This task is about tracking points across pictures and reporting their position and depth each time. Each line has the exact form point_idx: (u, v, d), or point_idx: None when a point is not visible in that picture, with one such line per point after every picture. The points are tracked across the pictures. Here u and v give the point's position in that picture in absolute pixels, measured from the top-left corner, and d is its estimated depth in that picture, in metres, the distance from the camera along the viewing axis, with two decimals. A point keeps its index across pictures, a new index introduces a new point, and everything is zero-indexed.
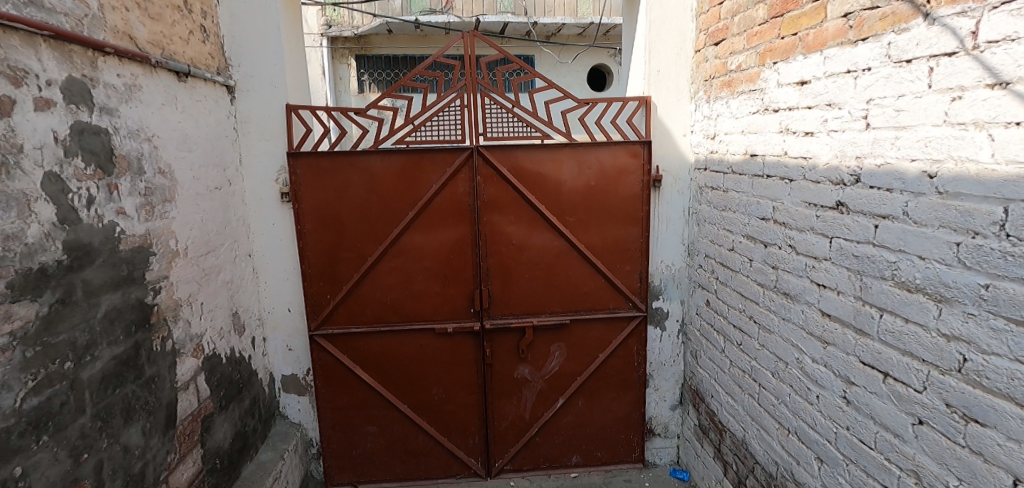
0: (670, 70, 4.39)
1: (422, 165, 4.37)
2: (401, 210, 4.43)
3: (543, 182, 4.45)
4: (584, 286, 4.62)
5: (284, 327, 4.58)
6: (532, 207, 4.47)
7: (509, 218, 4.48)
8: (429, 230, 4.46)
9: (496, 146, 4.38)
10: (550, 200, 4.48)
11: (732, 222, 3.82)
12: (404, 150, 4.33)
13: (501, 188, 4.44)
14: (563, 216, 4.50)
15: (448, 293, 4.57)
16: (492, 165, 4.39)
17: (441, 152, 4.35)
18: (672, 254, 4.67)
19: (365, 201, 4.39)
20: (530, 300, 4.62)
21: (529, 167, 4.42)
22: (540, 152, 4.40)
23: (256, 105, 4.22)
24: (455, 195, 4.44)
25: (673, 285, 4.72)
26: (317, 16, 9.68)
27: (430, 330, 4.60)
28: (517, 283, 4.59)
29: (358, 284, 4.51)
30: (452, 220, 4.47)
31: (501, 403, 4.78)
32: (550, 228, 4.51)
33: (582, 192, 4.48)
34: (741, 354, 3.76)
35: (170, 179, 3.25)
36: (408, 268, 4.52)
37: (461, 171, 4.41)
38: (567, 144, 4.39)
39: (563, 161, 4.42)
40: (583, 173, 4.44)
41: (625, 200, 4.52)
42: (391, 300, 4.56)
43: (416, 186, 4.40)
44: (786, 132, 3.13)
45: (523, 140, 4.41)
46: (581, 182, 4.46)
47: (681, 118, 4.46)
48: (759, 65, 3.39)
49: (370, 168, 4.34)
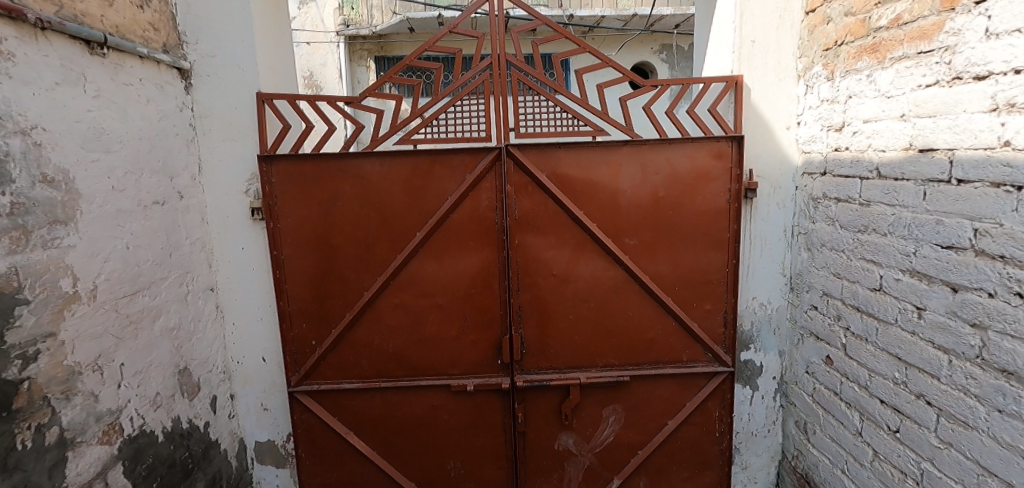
0: (770, 40, 3.24)
1: (434, 170, 3.31)
2: (407, 230, 3.37)
3: (594, 193, 3.33)
4: (650, 331, 3.45)
5: (258, 381, 3.53)
6: (579, 226, 3.35)
7: (550, 240, 3.37)
8: (444, 257, 3.39)
9: (531, 146, 3.29)
10: (602, 216, 3.35)
11: (881, 248, 2.61)
12: (411, 152, 3.28)
13: (538, 200, 3.34)
14: (621, 238, 3.37)
15: (468, 339, 3.46)
16: (529, 172, 3.30)
17: (459, 154, 3.28)
18: (768, 289, 3.45)
19: (361, 218, 3.35)
20: (576, 348, 3.47)
21: (575, 175, 3.32)
22: (591, 153, 3.29)
23: (218, 94, 3.23)
24: (477, 211, 3.35)
25: (768, 331, 3.50)
26: (334, 15, 8.80)
27: (444, 386, 3.50)
28: (558, 327, 3.45)
29: (351, 327, 3.45)
30: (474, 243, 3.37)
31: (538, 483, 3.64)
32: (604, 254, 3.38)
33: (646, 205, 3.33)
34: (897, 446, 2.54)
35: (64, 191, 2.28)
36: (416, 306, 3.44)
37: (485, 178, 3.32)
38: (628, 141, 3.27)
39: (622, 165, 3.30)
40: (647, 180, 3.31)
41: (706, 216, 3.34)
42: (393, 347, 3.48)
43: (427, 200, 3.34)
44: (1009, 111, 1.99)
45: (569, 136, 3.29)
46: (645, 193, 3.32)
47: (786, 104, 3.28)
48: (943, 12, 2.24)
49: (366, 176, 3.30)
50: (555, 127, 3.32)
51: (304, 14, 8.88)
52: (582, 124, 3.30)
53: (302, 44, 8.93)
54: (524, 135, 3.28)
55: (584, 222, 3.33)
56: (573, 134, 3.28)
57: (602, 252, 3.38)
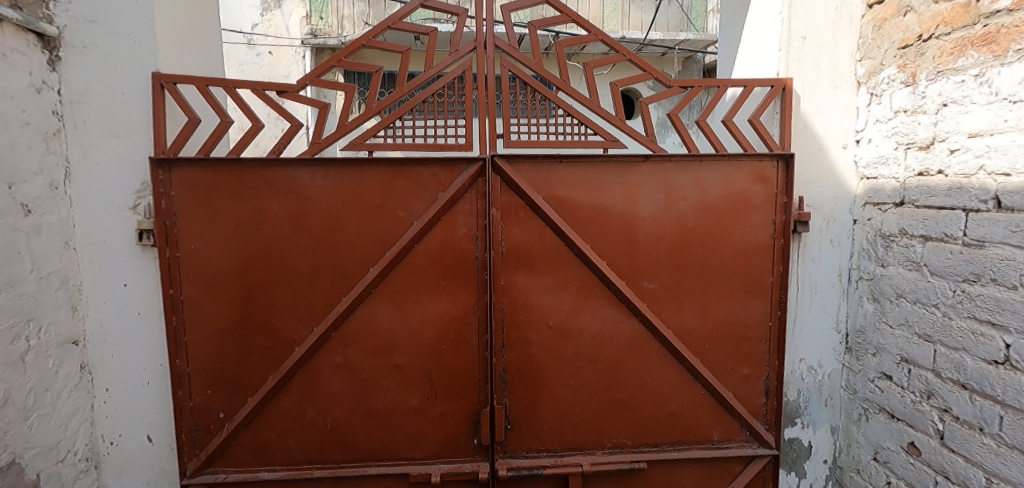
0: (823, 37, 2.58)
1: (395, 186, 2.49)
2: (356, 265, 2.52)
3: (604, 222, 2.57)
4: (672, 402, 2.67)
5: (140, 469, 2.55)
6: (583, 263, 2.59)
7: (545, 281, 2.58)
8: (407, 301, 2.55)
9: (525, 158, 2.52)
10: (613, 252, 2.59)
11: (1006, 307, 1.99)
12: (367, 160, 2.46)
13: (531, 228, 2.55)
14: (637, 280, 2.61)
15: (435, 411, 2.60)
16: (521, 192, 2.53)
17: (428, 164, 2.49)
18: (818, 349, 2.73)
19: (294, 248, 2.49)
20: (577, 424, 2.65)
21: (579, 198, 2.55)
22: (601, 170, 2.55)
23: (99, 74, 2.35)
24: (452, 241, 2.54)
25: (819, 401, 2.77)
26: (300, 23, 7.20)
27: (400, 476, 2.60)
28: (554, 395, 2.63)
29: (276, 394, 2.55)
30: (447, 284, 2.55)
31: None
32: (613, 300, 2.61)
33: (669, 239, 2.59)
34: None
35: None
36: (366, 368, 2.57)
37: (464, 198, 2.53)
38: (647, 156, 2.54)
39: (640, 186, 2.56)
40: (672, 206, 2.58)
41: (743, 255, 2.63)
42: (333, 423, 2.58)
43: (385, 225, 2.51)
44: None
45: (573, 147, 2.52)
46: (669, 223, 2.58)
47: (841, 117, 2.61)
48: None
49: (303, 191, 2.46)
50: (555, 134, 2.57)
51: (267, 22, 7.24)
52: (589, 132, 2.55)
53: (263, 53, 7.28)
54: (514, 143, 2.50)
55: (591, 259, 2.56)
56: (577, 144, 2.51)
57: (611, 298, 2.61)
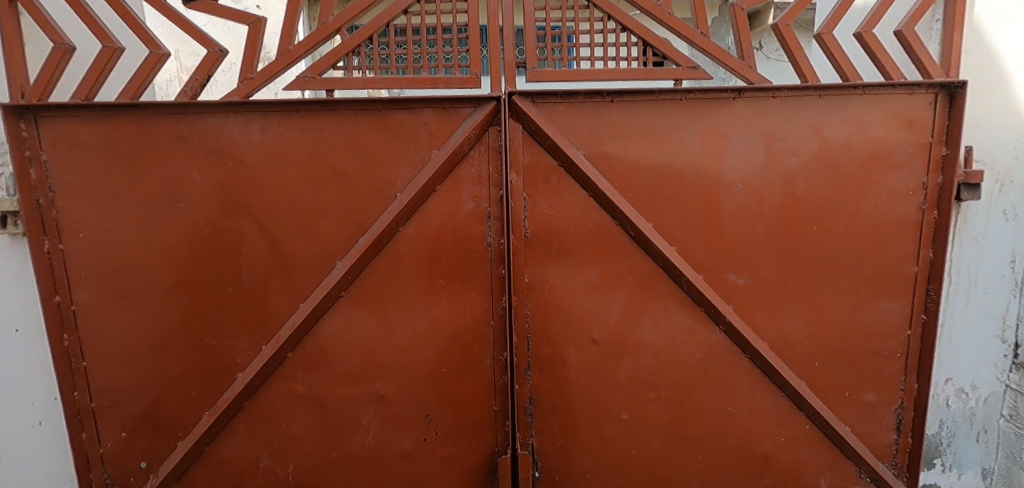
0: None
1: (368, 143, 1.71)
2: (318, 258, 1.76)
3: (675, 190, 1.76)
4: (766, 440, 1.91)
5: None
6: (643, 249, 1.79)
7: (587, 277, 1.80)
8: (393, 307, 1.81)
9: (559, 97, 1.70)
10: (686, 233, 1.78)
11: None
12: (325, 104, 1.68)
13: (566, 200, 1.76)
14: (720, 273, 1.81)
15: (435, 456, 1.88)
16: (553, 147, 1.72)
17: (416, 107, 1.70)
18: (974, 365, 1.92)
19: (229, 235, 1.73)
20: (631, 471, 1.91)
21: (639, 154, 1.74)
22: (671, 113, 1.72)
23: None
24: (454, 222, 1.77)
25: (967, 436, 1.97)
26: None
27: None
28: (600, 433, 1.89)
29: (217, 436, 1.84)
30: (447, 282, 1.80)
31: None
32: (685, 303, 1.83)
33: (769, 214, 1.78)
34: None
35: None
36: (338, 399, 1.85)
37: (467, 158, 1.74)
38: (740, 89, 1.70)
39: (729, 135, 1.73)
40: (776, 165, 1.75)
41: (876, 235, 1.80)
42: (296, 472, 1.88)
43: (356, 200, 1.74)
44: None
45: (627, 78, 1.70)
46: (769, 190, 1.76)
47: None
48: None
49: (234, 152, 1.68)
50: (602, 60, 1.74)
51: None
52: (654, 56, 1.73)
53: None
54: (540, 75, 1.69)
55: (655, 243, 1.77)
56: (632, 73, 1.70)
57: (682, 299, 1.82)
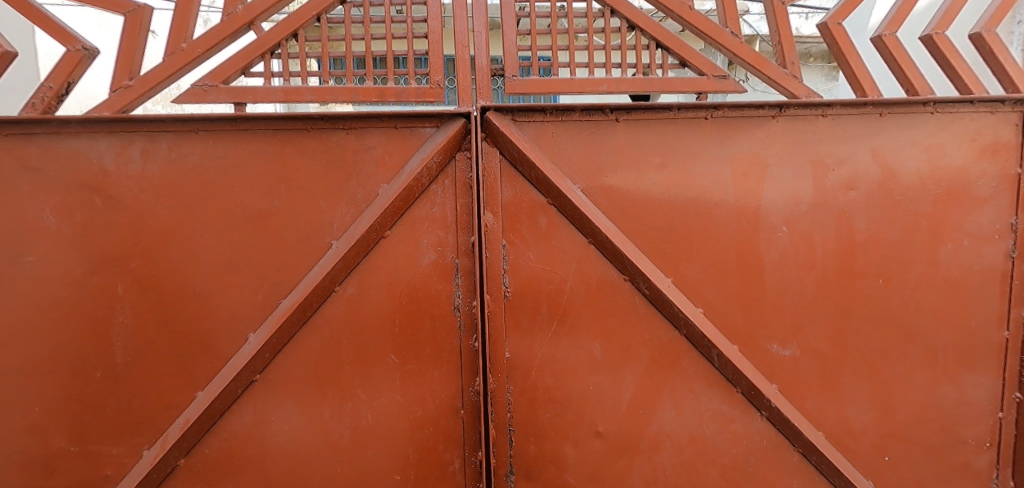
0: None
1: (294, 174, 1.28)
2: (223, 329, 1.29)
3: (700, 234, 1.35)
4: None
5: None
6: (659, 313, 1.37)
7: (588, 350, 1.36)
8: (327, 394, 1.33)
9: (548, 113, 1.30)
10: (715, 290, 1.37)
11: None
12: (234, 121, 1.25)
13: (559, 250, 1.33)
14: (759, 342, 1.39)
15: None
16: (541, 179, 1.31)
17: (358, 126, 1.28)
18: None
19: (96, 301, 1.26)
20: None
21: (653, 187, 1.33)
22: (694, 134, 1.33)
23: None
24: (410, 279, 1.32)
25: None
26: None
27: None
28: None
29: None
30: (401, 359, 1.34)
31: None
32: (715, 382, 1.39)
33: (821, 265, 1.37)
34: None
35: None
36: None
37: (427, 194, 1.31)
38: (782, 105, 1.31)
39: (769, 164, 1.34)
40: (828, 201, 1.36)
41: (956, 290, 1.40)
42: None
43: (276, 251, 1.29)
44: None
45: (639, 90, 1.30)
46: (820, 233, 1.36)
47: None
48: None
49: (106, 186, 1.23)
50: (605, 66, 1.32)
51: None
52: (671, 61, 1.33)
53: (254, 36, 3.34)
54: (523, 86, 1.28)
55: (675, 305, 1.34)
56: (645, 84, 1.30)
57: (712, 377, 1.39)
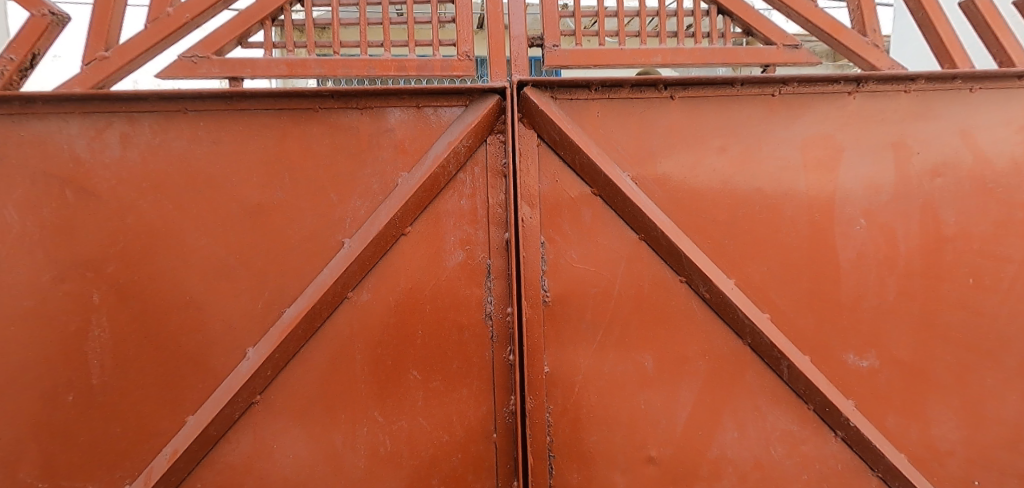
0: None
1: (299, 162, 1.10)
2: (217, 343, 1.11)
3: (767, 228, 1.17)
4: None
5: None
6: (720, 319, 1.19)
7: (638, 363, 1.18)
8: (338, 418, 1.15)
9: (593, 89, 1.13)
10: (784, 292, 1.19)
11: None
12: (230, 99, 1.07)
13: (605, 247, 1.16)
14: (834, 352, 1.20)
15: None
16: (585, 165, 1.13)
17: (373, 105, 1.10)
18: None
19: (67, 311, 1.07)
20: None
21: (713, 175, 1.16)
22: (760, 114, 1.16)
23: None
24: (434, 282, 1.14)
25: None
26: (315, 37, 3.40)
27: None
28: None
29: None
30: (424, 376, 1.16)
31: None
32: (783, 399, 1.21)
33: (903, 263, 1.20)
34: None
35: None
36: None
37: (454, 184, 1.14)
38: (860, 79, 1.15)
39: (844, 147, 1.18)
40: (912, 190, 1.19)
41: None
42: None
43: (279, 252, 1.10)
44: None
45: (699, 63, 1.12)
46: (903, 226, 1.19)
47: None
48: None
49: (79, 176, 1.05)
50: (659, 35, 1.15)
51: None
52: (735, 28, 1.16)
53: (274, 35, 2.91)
54: (564, 57, 1.11)
55: (740, 310, 1.16)
56: (707, 56, 1.12)
57: (780, 393, 1.21)
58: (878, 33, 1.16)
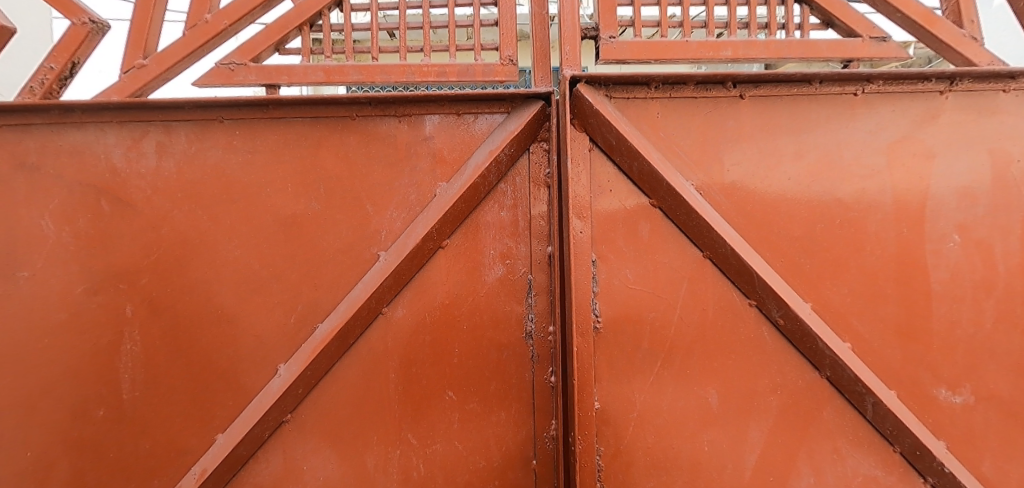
0: None
1: (334, 171, 1.06)
2: (248, 359, 1.07)
3: (847, 246, 1.09)
4: None
5: None
6: (795, 348, 1.10)
7: (702, 398, 1.09)
8: (370, 440, 1.10)
9: (659, 87, 1.07)
10: (866, 317, 1.09)
11: None
12: (265, 108, 1.04)
13: (664, 266, 1.09)
14: (924, 385, 1.09)
15: None
16: (645, 173, 1.07)
17: (412, 113, 1.06)
18: None
19: (100, 324, 1.05)
20: None
21: (788, 184, 1.08)
22: (840, 117, 1.08)
23: None
24: (473, 298, 1.09)
25: None
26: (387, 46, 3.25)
27: None
28: None
29: None
30: (461, 397, 1.09)
31: None
32: (865, 439, 1.10)
33: (1003, 285, 1.09)
34: None
35: None
36: None
37: (495, 195, 1.09)
38: (954, 76, 1.07)
39: (935, 154, 1.08)
40: (1009, 202, 1.08)
41: None
42: None
43: (313, 265, 1.06)
44: None
45: (773, 56, 1.12)
46: (1002, 243, 1.09)
47: None
48: None
49: (115, 186, 1.03)
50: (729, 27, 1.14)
51: None
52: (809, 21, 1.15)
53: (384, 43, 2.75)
54: (623, 50, 1.10)
55: (819, 338, 1.07)
56: (783, 50, 1.12)
57: (863, 432, 1.10)
58: (976, 25, 1.13)
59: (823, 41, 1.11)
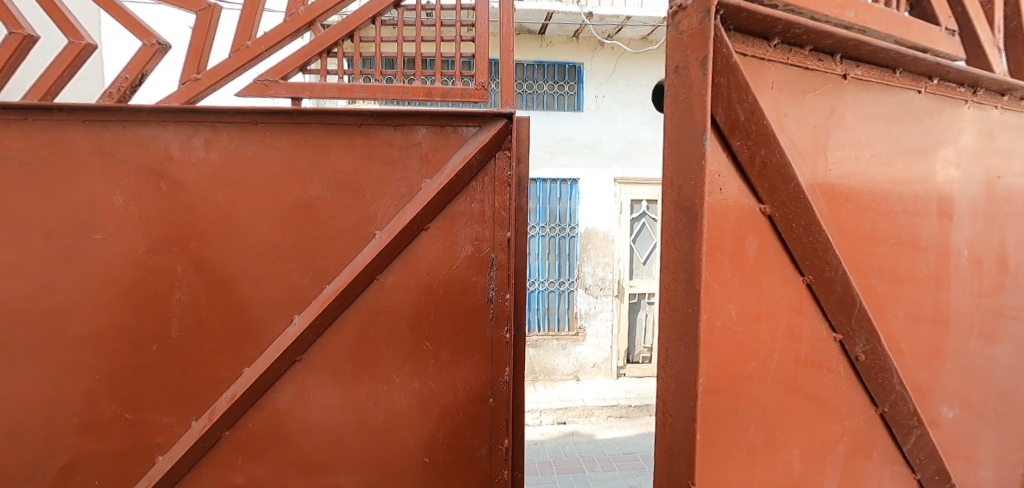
0: None
1: (343, 167, 1.35)
2: (269, 310, 1.37)
3: (904, 270, 1.16)
4: None
5: None
6: (864, 385, 1.14)
7: (789, 465, 1.06)
8: (364, 378, 1.40)
9: (778, 56, 0.99)
10: (909, 343, 1.18)
11: None
12: (290, 115, 1.33)
13: (766, 291, 1.02)
14: (937, 408, 1.23)
15: None
16: (767, 168, 0.97)
17: (405, 123, 1.35)
18: None
19: (157, 278, 1.34)
20: None
21: (874, 196, 1.11)
22: (908, 121, 1.13)
23: None
24: (448, 269, 1.39)
25: None
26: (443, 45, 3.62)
27: None
28: None
29: None
30: (439, 346, 1.40)
31: None
32: (898, 472, 1.19)
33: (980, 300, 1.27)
34: None
35: None
36: None
37: (467, 190, 1.39)
38: (976, 86, 1.21)
39: (955, 178, 1.21)
40: (993, 219, 1.26)
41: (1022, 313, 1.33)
42: None
43: (323, 240, 1.36)
44: None
45: (884, 29, 1.07)
46: (986, 257, 1.26)
47: None
48: None
49: (171, 171, 1.32)
50: None
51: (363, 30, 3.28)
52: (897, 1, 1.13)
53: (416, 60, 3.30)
54: None
55: (893, 373, 1.12)
56: (891, 23, 1.07)
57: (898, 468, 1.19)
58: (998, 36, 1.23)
59: (914, 24, 1.11)
